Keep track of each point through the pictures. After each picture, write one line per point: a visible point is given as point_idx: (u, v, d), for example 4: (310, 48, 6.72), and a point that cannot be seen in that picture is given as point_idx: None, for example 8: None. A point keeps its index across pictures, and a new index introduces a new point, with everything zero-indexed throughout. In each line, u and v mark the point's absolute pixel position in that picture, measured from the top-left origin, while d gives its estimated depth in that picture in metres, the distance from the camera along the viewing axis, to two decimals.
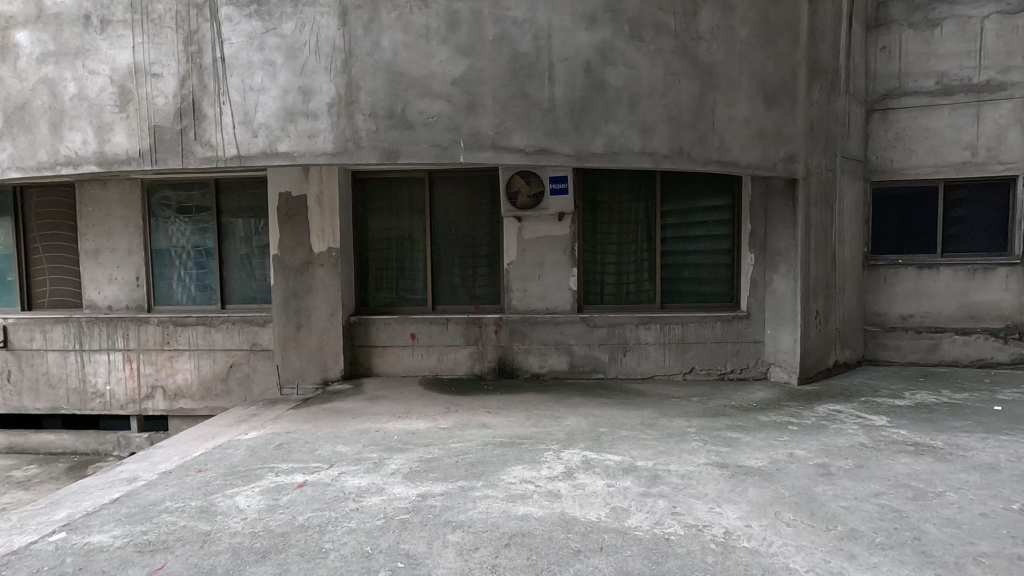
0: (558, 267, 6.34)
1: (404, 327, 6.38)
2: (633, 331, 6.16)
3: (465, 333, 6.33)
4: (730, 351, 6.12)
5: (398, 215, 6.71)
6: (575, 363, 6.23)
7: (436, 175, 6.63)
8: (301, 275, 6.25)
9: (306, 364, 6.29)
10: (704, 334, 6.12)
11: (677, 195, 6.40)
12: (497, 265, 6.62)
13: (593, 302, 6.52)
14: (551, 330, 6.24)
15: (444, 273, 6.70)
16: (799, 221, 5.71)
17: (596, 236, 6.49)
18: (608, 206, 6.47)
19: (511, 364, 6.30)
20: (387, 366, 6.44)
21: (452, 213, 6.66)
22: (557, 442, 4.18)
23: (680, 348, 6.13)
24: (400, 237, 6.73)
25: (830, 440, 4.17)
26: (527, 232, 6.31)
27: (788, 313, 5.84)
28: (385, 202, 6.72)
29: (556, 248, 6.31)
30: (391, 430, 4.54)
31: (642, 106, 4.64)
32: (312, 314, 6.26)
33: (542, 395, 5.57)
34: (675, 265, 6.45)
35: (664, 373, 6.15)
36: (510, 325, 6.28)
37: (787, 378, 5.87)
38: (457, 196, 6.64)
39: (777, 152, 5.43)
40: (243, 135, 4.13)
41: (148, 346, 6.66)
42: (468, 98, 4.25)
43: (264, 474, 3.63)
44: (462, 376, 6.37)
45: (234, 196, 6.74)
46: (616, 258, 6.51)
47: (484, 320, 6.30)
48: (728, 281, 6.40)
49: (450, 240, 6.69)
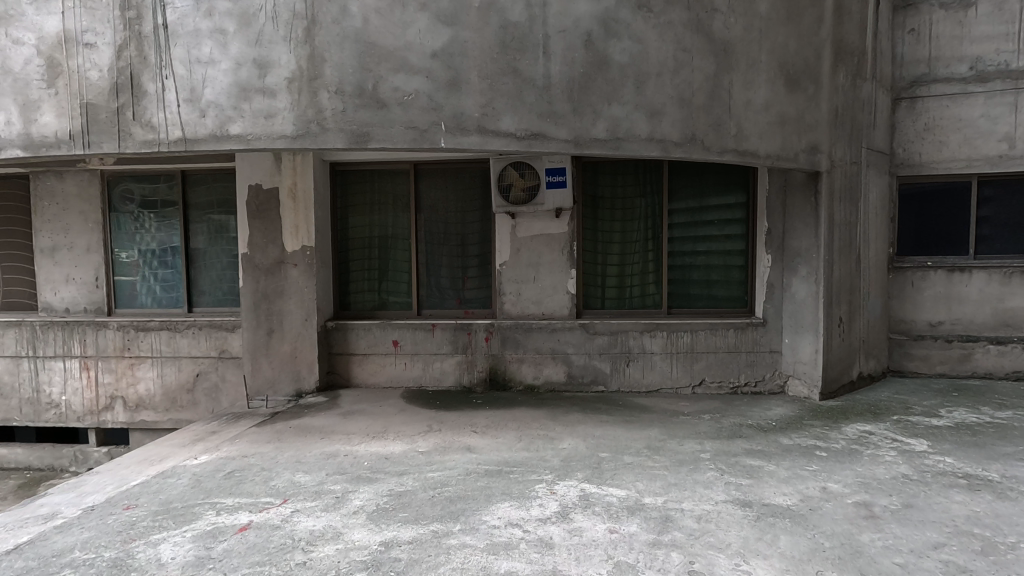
0: (555, 268, 5.77)
1: (386, 334, 5.83)
2: (637, 340, 5.60)
3: (452, 341, 5.77)
4: (744, 362, 5.55)
5: (380, 212, 6.15)
6: (573, 375, 5.67)
7: (422, 167, 6.07)
8: (272, 276, 5.69)
9: (278, 374, 5.73)
10: (715, 343, 5.56)
11: (684, 190, 5.84)
12: (488, 266, 6.06)
13: (593, 307, 5.97)
14: (547, 338, 5.68)
15: (431, 274, 6.15)
16: (821, 219, 5.15)
17: (597, 234, 5.94)
18: (609, 201, 5.91)
19: (503, 375, 5.74)
20: (368, 376, 5.89)
21: (439, 209, 6.10)
22: (551, 472, 3.61)
23: (689, 358, 5.58)
24: (383, 235, 6.18)
25: (866, 470, 3.61)
26: (521, 230, 5.75)
27: (809, 321, 5.27)
28: (367, 197, 6.16)
29: (553, 247, 5.75)
30: (362, 454, 3.98)
31: (650, 87, 4.08)
32: (284, 319, 5.70)
33: (536, 410, 5.01)
34: (682, 267, 5.90)
35: (671, 386, 5.59)
36: (502, 332, 5.72)
37: (808, 392, 5.31)
38: (445, 191, 6.08)
39: (799, 142, 4.87)
40: (189, 114, 3.56)
41: (107, 352, 6.10)
42: (451, 74, 3.69)
43: (202, 513, 3.07)
44: (449, 387, 5.81)
45: (202, 190, 6.19)
46: (618, 258, 5.96)
47: (474, 326, 5.74)
48: (741, 284, 5.84)
49: (437, 239, 6.13)
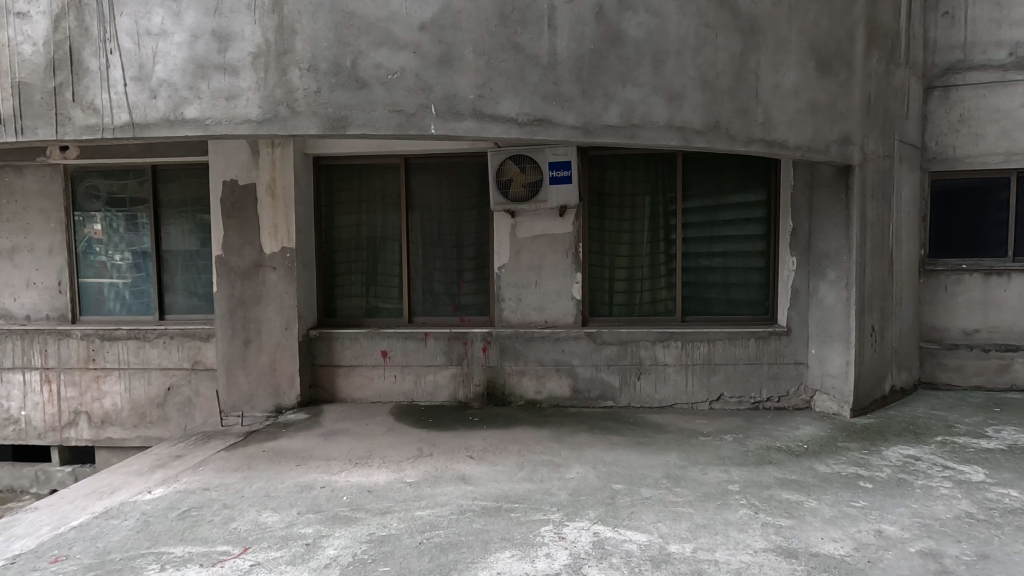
0: (559, 271, 5.28)
1: (374, 344, 5.34)
2: (648, 350, 5.11)
3: (446, 351, 5.28)
4: (766, 375, 5.07)
5: (369, 210, 5.66)
6: (578, 389, 5.18)
7: (413, 162, 5.58)
8: (249, 280, 5.19)
9: (255, 388, 5.23)
10: (734, 354, 5.07)
11: (699, 186, 5.36)
12: (486, 269, 5.57)
13: (600, 314, 5.48)
14: (550, 348, 5.19)
15: (424, 278, 5.66)
16: (853, 218, 4.67)
17: (604, 235, 5.45)
18: (618, 199, 5.43)
19: (502, 389, 5.25)
20: (355, 390, 5.40)
21: (432, 207, 5.61)
22: (558, 510, 3.12)
23: (705, 370, 5.09)
24: (371, 236, 5.68)
25: (922, 508, 3.12)
26: (521, 230, 5.26)
27: (839, 330, 4.79)
28: (353, 194, 5.66)
29: (556, 248, 5.26)
30: (342, 486, 3.48)
31: (669, 67, 3.60)
32: (262, 327, 5.20)
33: (539, 430, 4.51)
34: (696, 270, 5.42)
35: (686, 401, 5.11)
36: (501, 342, 5.23)
37: (837, 409, 4.83)
38: (439, 188, 5.59)
39: (831, 132, 4.38)
40: (137, 95, 3.06)
41: (70, 364, 5.59)
42: (442, 49, 3.20)
43: (143, 568, 2.56)
44: (443, 402, 5.31)
45: (175, 186, 5.69)
46: (627, 261, 5.47)
47: (469, 335, 5.26)
48: (761, 288, 5.36)
49: (430, 239, 5.64)
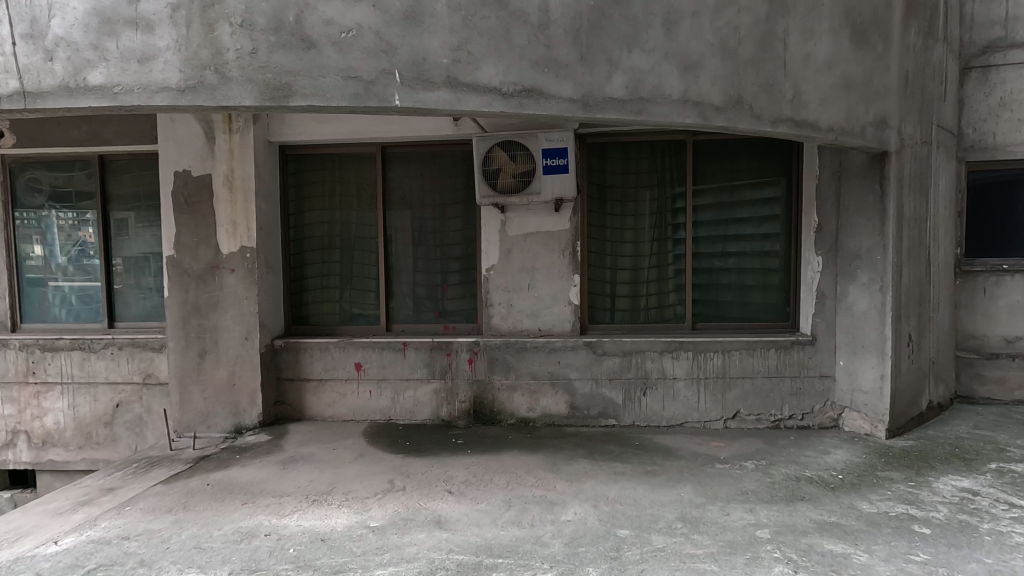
0: (554, 273, 4.70)
1: (347, 355, 4.76)
2: (655, 362, 4.53)
3: (428, 363, 4.70)
4: (788, 390, 4.49)
5: (342, 205, 5.08)
6: (577, 406, 4.60)
7: (391, 151, 5.00)
8: (205, 284, 4.60)
9: (212, 405, 4.63)
10: (752, 366, 4.50)
11: (710, 178, 4.79)
12: (472, 271, 4.98)
13: (601, 320, 4.91)
14: (545, 360, 4.60)
15: (404, 280, 5.08)
16: (889, 212, 4.09)
17: (604, 233, 4.87)
18: (620, 193, 4.85)
19: (490, 406, 4.67)
20: (326, 407, 4.81)
21: (412, 201, 5.03)
22: (551, 568, 2.53)
23: (719, 385, 4.52)
24: (345, 234, 5.10)
25: (999, 565, 2.53)
26: (511, 227, 4.68)
27: (872, 339, 4.21)
28: (325, 188, 5.08)
29: (551, 248, 4.68)
30: (291, 533, 2.89)
31: (683, 30, 3.02)
32: (219, 337, 4.61)
33: (531, 456, 3.93)
34: (707, 271, 4.85)
35: (698, 419, 4.53)
36: (489, 353, 4.65)
37: (870, 429, 4.25)
38: (419, 180, 5.00)
39: (866, 112, 3.80)
40: (28, 56, 2.48)
41: (7, 378, 4.99)
42: (408, 2, 2.62)
43: None
44: (424, 421, 4.73)
45: (126, 179, 5.11)
46: (631, 262, 4.89)
47: (454, 345, 4.67)
48: (781, 291, 4.79)
49: (410, 237, 5.05)
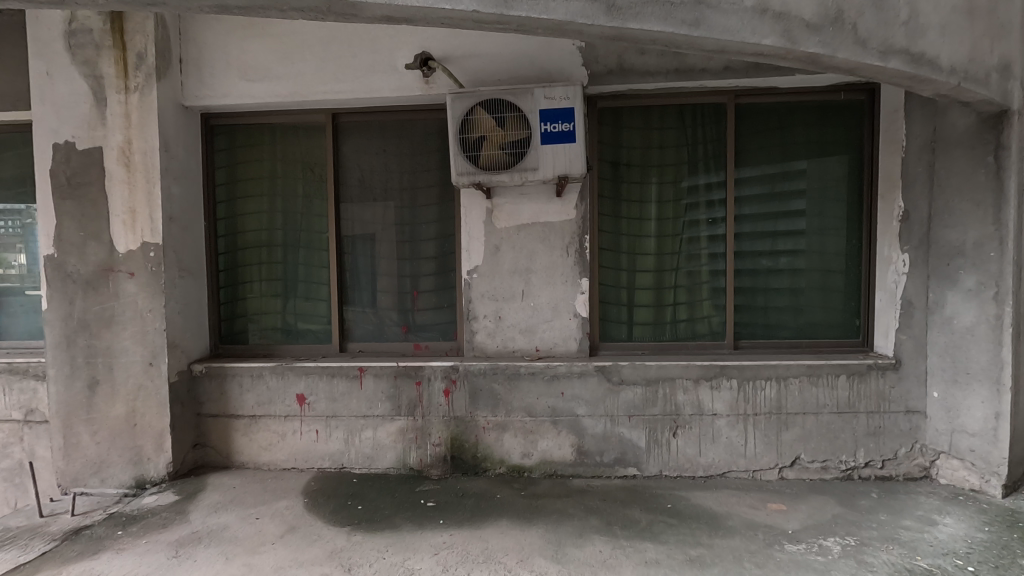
0: (556, 277, 3.64)
1: (288, 384, 3.67)
2: (688, 393, 3.48)
3: (392, 395, 3.62)
4: (863, 430, 3.41)
5: (283, 190, 3.98)
6: (585, 450, 3.52)
7: (343, 120, 3.89)
8: (95, 293, 3.48)
9: (107, 451, 3.52)
10: (816, 399, 3.42)
11: (755, 153, 3.71)
12: (450, 274, 3.89)
13: (614, 337, 3.83)
14: (543, 392, 3.53)
15: (363, 286, 3.98)
16: (1009, 193, 3.00)
17: (620, 224, 3.80)
18: (640, 173, 3.78)
19: (473, 451, 3.58)
20: (260, 452, 3.71)
21: (373, 185, 3.93)
22: None
23: (773, 424, 3.45)
24: (288, 227, 4.00)
25: None
26: (501, 216, 3.64)
27: (981, 365, 3.13)
28: (262, 169, 3.98)
29: (552, 245, 3.63)
30: None
31: None
32: (115, 363, 3.49)
33: (526, 532, 2.83)
34: (752, 274, 3.78)
35: (744, 468, 3.46)
36: (472, 382, 3.57)
37: (976, 483, 3.19)
38: (382, 157, 3.91)
39: (992, 52, 2.72)
40: None
41: None
42: None
43: None
44: (387, 469, 3.64)
45: (9, 159, 4.01)
46: (654, 263, 3.81)
47: (425, 371, 3.60)
48: (846, 299, 3.73)
49: (370, 231, 3.95)
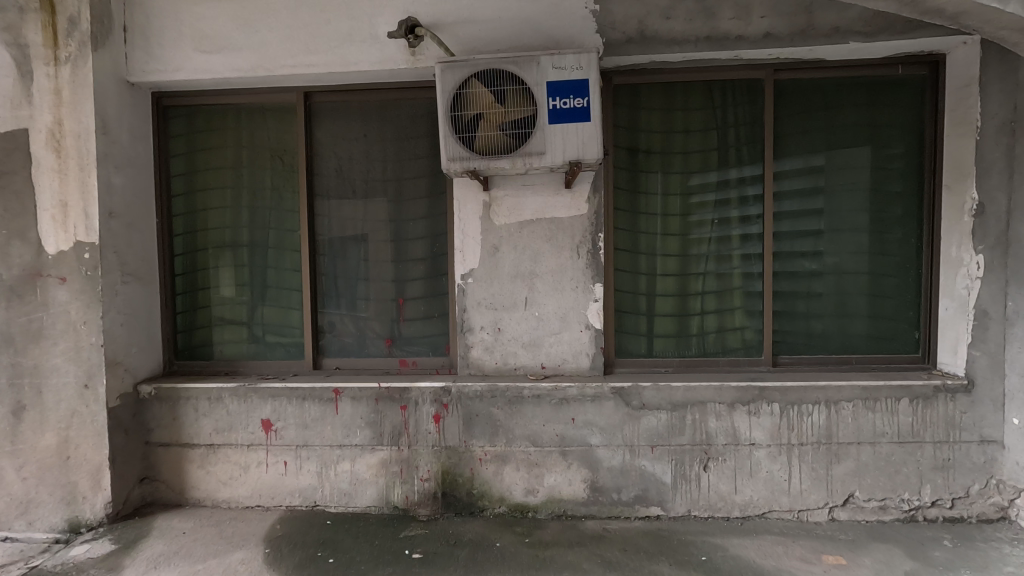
0: (564, 283, 3.12)
1: (251, 408, 3.13)
2: (720, 419, 2.96)
3: (373, 421, 3.09)
4: (929, 464, 2.88)
5: (249, 182, 3.45)
6: (600, 487, 3.00)
7: (318, 101, 3.36)
8: (20, 302, 2.94)
9: (35, 489, 2.98)
10: (873, 428, 2.89)
11: (797, 137, 3.20)
12: (442, 279, 3.36)
13: (632, 352, 3.30)
14: (550, 418, 3.01)
15: (341, 293, 3.44)
16: None
17: (638, 220, 3.28)
18: (661, 161, 3.27)
19: (468, 487, 3.05)
20: (218, 488, 3.17)
21: (352, 176, 3.40)
22: None
23: (821, 456, 2.92)
24: (255, 224, 3.46)
25: None
26: (500, 212, 3.12)
27: None
28: (226, 157, 3.46)
29: (560, 245, 3.11)
30: None
31: None
32: (44, 385, 2.96)
33: None
34: (792, 278, 3.25)
35: (788, 508, 2.94)
36: (466, 407, 3.04)
37: None
38: (362, 144, 3.37)
39: None
40: None
41: None
42: None
43: None
44: (368, 508, 3.11)
45: None
46: (678, 266, 3.29)
47: (411, 394, 3.07)
48: (902, 308, 3.20)
49: (349, 229, 3.42)
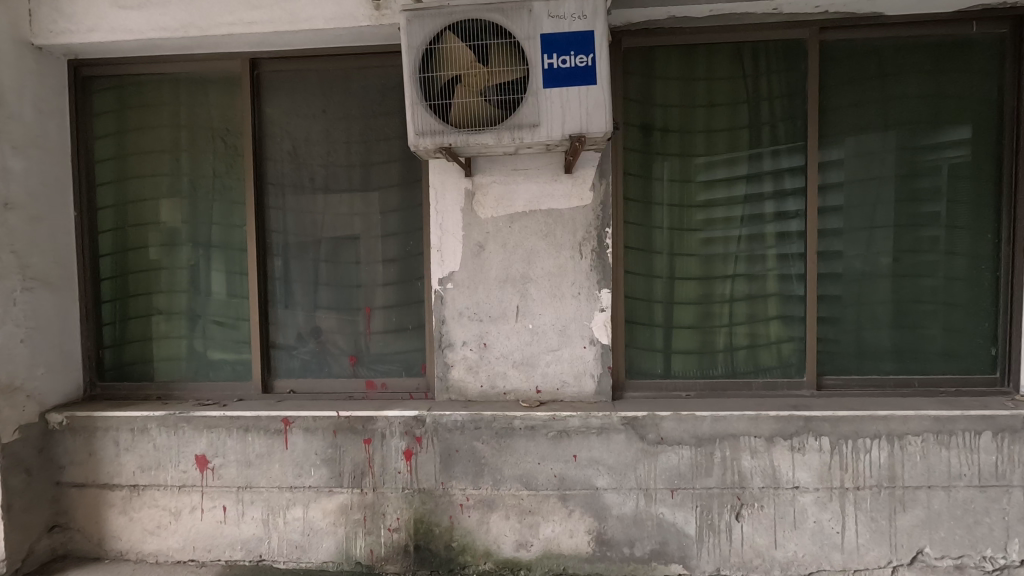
0: (564, 289, 2.56)
1: (182, 442, 2.57)
2: (756, 457, 2.40)
3: (331, 458, 2.53)
4: (1018, 514, 2.32)
5: (187, 168, 2.89)
6: (608, 539, 2.45)
7: (269, 71, 2.81)
8: None
9: None
10: (947, 468, 2.34)
11: (845, 112, 2.65)
12: (417, 284, 2.80)
13: (647, 371, 2.75)
14: (547, 454, 2.46)
15: (298, 299, 2.89)
16: None
17: (653, 213, 2.72)
18: (680, 142, 2.72)
19: (447, 538, 2.50)
20: (144, 539, 2.61)
21: (310, 161, 2.84)
22: None
23: (882, 503, 2.36)
24: (195, 219, 2.90)
25: None
26: (486, 202, 2.56)
27: None
28: (160, 138, 2.90)
29: (559, 242, 2.55)
30: None
31: None
32: None
33: None
34: (839, 282, 2.70)
35: (840, 567, 2.38)
36: (444, 440, 2.48)
37: None
38: (321, 122, 2.82)
39: None
40: None
41: None
42: None
43: None
44: (325, 564, 2.55)
45: None
46: (701, 267, 2.74)
47: (377, 425, 2.51)
48: (974, 318, 2.65)
49: (306, 223, 2.86)
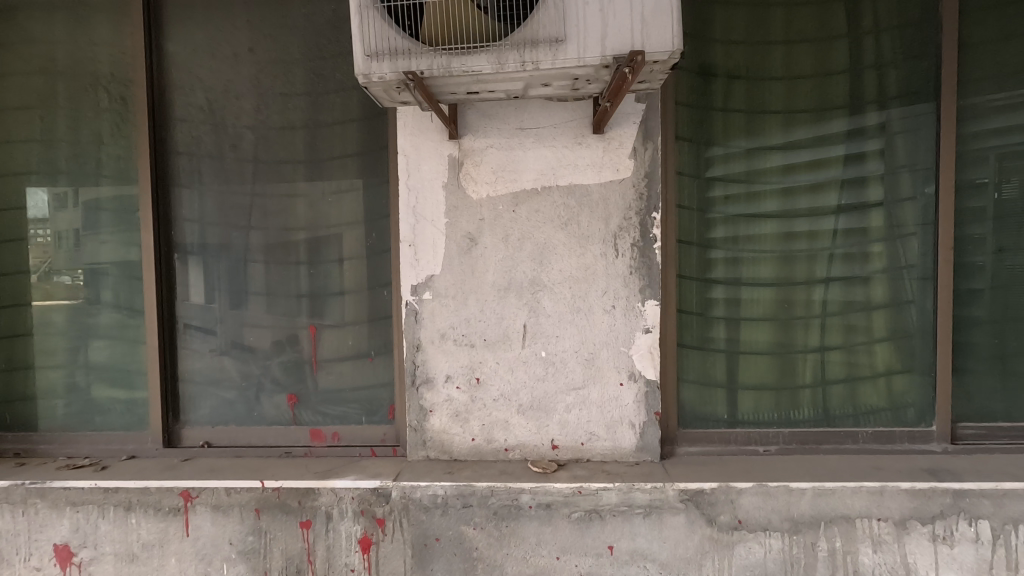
0: (593, 300, 1.77)
1: (33, 528, 1.76)
2: (882, 549, 1.62)
3: (252, 549, 1.72)
4: None
5: (60, 132, 2.08)
6: None
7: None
8: None
9: None
10: None
11: (985, 50, 1.88)
12: (385, 294, 2.01)
13: (705, 417, 1.96)
14: (571, 546, 1.66)
15: (216, 314, 2.07)
16: None
17: (713, 193, 1.94)
18: (749, 92, 1.93)
19: None
20: None
21: (231, 120, 2.03)
22: None
23: None
24: (76, 203, 2.09)
25: None
26: (479, 174, 1.77)
27: None
28: (23, 90, 2.08)
29: (585, 233, 1.76)
30: None
31: None
32: None
33: None
34: (973, 291, 1.93)
35: None
36: (418, 524, 1.68)
37: None
38: (247, 66, 2.01)
39: None
40: None
41: None
42: None
43: None
44: None
45: None
46: (779, 269, 1.94)
47: (319, 501, 1.71)
48: None
49: (226, 207, 2.05)
